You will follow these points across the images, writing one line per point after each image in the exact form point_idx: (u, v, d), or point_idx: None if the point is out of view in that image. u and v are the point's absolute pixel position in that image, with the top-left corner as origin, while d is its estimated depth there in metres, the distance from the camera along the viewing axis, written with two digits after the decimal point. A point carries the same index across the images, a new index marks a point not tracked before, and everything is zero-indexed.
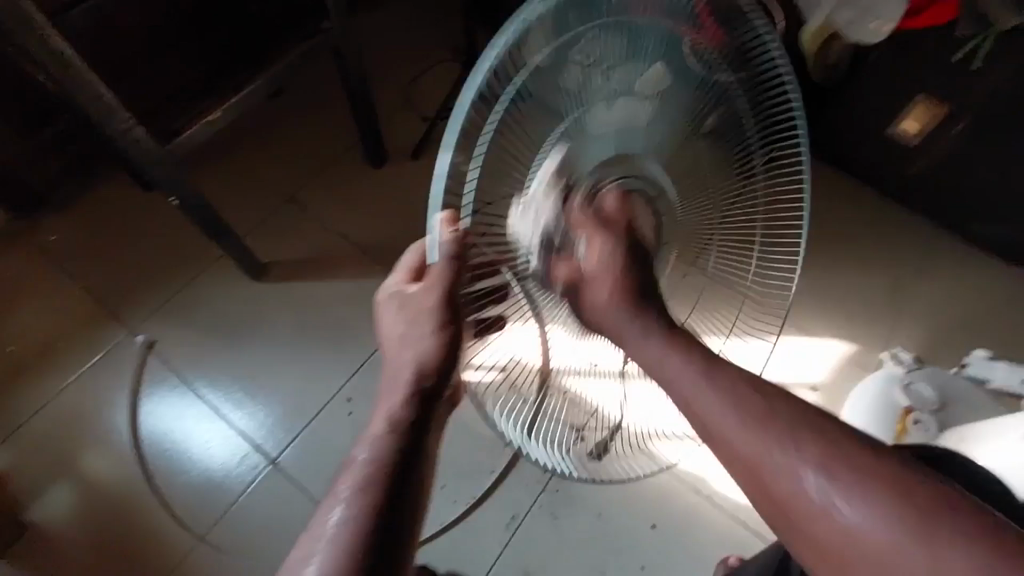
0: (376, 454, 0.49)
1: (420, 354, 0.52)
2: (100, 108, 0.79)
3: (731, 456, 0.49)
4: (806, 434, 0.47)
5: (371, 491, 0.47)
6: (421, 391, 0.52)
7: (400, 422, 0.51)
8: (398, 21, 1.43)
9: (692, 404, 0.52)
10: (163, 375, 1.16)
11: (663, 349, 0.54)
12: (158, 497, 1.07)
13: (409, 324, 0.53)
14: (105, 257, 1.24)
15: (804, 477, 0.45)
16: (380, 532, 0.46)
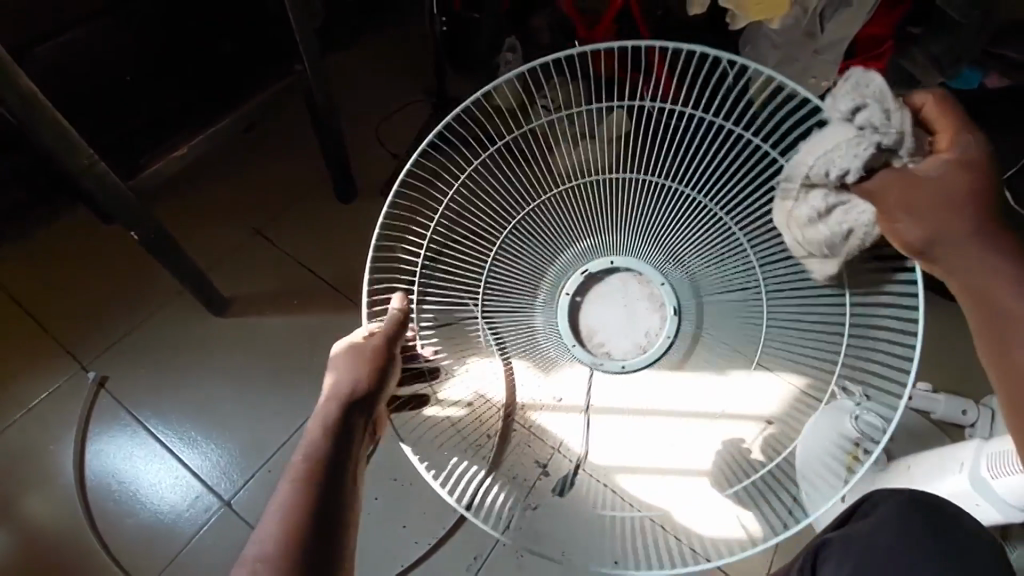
0: (312, 458, 0.59)
1: (354, 379, 0.63)
2: (64, 144, 0.78)
3: None
4: None
5: (308, 493, 0.56)
6: (352, 403, 0.62)
7: (336, 432, 0.61)
8: (368, 63, 1.47)
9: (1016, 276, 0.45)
10: (114, 413, 1.11)
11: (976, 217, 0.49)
12: (102, 544, 1.01)
13: (344, 358, 0.65)
14: (58, 292, 1.21)
15: None
16: (316, 527, 0.55)
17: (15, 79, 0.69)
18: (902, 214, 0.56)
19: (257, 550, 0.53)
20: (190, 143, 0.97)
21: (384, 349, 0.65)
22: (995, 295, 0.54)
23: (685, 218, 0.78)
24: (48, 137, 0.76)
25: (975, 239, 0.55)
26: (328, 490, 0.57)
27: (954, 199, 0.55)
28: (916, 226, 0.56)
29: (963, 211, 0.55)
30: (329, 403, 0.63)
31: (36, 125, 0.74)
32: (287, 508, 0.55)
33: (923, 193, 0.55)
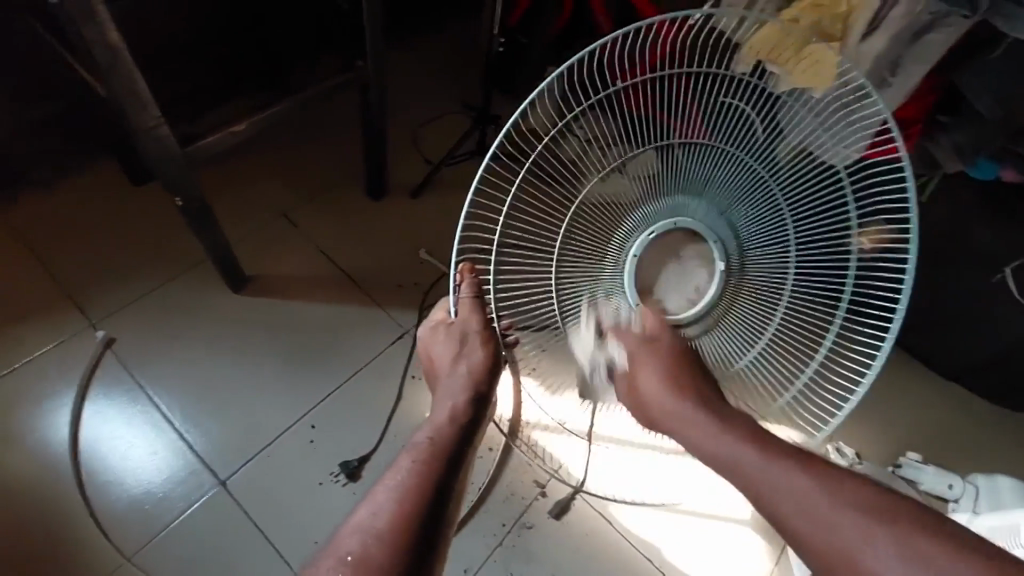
0: (434, 434, 0.64)
1: (469, 363, 0.70)
2: (135, 101, 0.82)
3: (777, 515, 0.59)
4: (834, 481, 0.58)
5: (431, 461, 0.60)
6: (476, 390, 0.69)
7: (459, 417, 0.66)
8: (417, 69, 1.50)
9: (752, 484, 0.61)
10: (118, 376, 1.10)
11: (697, 412, 0.64)
12: (88, 508, 0.99)
13: (451, 342, 0.71)
14: (77, 245, 1.19)
15: (861, 543, 0.55)
16: (436, 492, 0.57)
17: (107, 33, 0.74)
18: (642, 374, 0.65)
19: (371, 514, 0.55)
20: (246, 119, 0.99)
21: (487, 330, 0.69)
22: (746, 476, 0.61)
23: (760, 193, 0.65)
24: (121, 92, 0.80)
25: (722, 442, 0.62)
26: (450, 462, 0.61)
27: (677, 387, 0.64)
28: (652, 380, 0.65)
29: (685, 401, 0.64)
30: (455, 393, 0.69)
31: (115, 78, 0.78)
32: (404, 479, 0.58)
33: (676, 370, 0.64)
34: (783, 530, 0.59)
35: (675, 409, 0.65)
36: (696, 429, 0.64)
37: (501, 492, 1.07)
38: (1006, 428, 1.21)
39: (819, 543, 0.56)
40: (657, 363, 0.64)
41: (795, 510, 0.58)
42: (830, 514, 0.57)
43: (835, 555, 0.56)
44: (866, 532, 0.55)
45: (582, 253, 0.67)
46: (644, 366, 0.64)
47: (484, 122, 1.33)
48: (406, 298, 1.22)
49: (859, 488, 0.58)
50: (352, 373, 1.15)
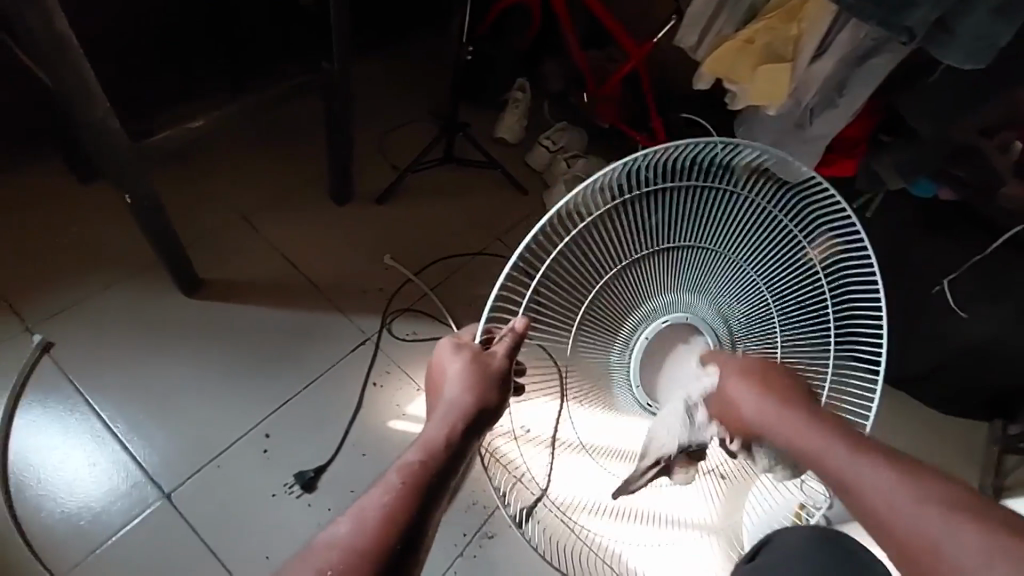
0: (423, 463, 0.53)
1: (481, 403, 0.57)
2: (84, 93, 0.81)
3: (886, 522, 0.56)
4: (929, 487, 0.55)
5: (406, 500, 0.51)
6: (475, 433, 0.56)
7: (452, 449, 0.55)
8: (383, 75, 1.50)
9: (848, 475, 0.58)
10: (55, 384, 1.03)
11: (805, 418, 0.63)
12: (16, 525, 0.93)
13: (468, 372, 0.58)
14: (14, 244, 1.13)
15: (956, 540, 0.52)
16: (405, 531, 0.50)
17: (52, 21, 0.73)
18: (735, 387, 0.66)
19: (351, 530, 0.50)
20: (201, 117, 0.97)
21: (509, 375, 0.58)
22: (848, 476, 0.58)
23: (747, 270, 0.72)
24: (69, 83, 0.79)
25: (850, 451, 0.59)
26: (428, 498, 0.52)
27: (777, 397, 0.65)
28: (753, 401, 0.65)
29: (792, 407, 0.64)
30: (454, 416, 0.56)
31: (62, 67, 0.77)
32: (383, 503, 0.50)
33: (769, 391, 0.65)
34: (887, 534, 0.56)
35: (782, 419, 0.63)
36: (803, 429, 0.62)
37: (463, 501, 1.05)
38: (951, 433, 1.25)
39: (909, 525, 0.54)
40: (747, 383, 0.66)
41: (892, 506, 0.55)
42: (928, 513, 0.54)
43: (938, 555, 0.52)
44: (951, 506, 0.54)
45: (598, 335, 0.71)
46: (740, 378, 0.66)
47: (451, 130, 1.33)
48: (370, 305, 1.20)
49: (945, 482, 0.56)
50: (310, 381, 1.11)
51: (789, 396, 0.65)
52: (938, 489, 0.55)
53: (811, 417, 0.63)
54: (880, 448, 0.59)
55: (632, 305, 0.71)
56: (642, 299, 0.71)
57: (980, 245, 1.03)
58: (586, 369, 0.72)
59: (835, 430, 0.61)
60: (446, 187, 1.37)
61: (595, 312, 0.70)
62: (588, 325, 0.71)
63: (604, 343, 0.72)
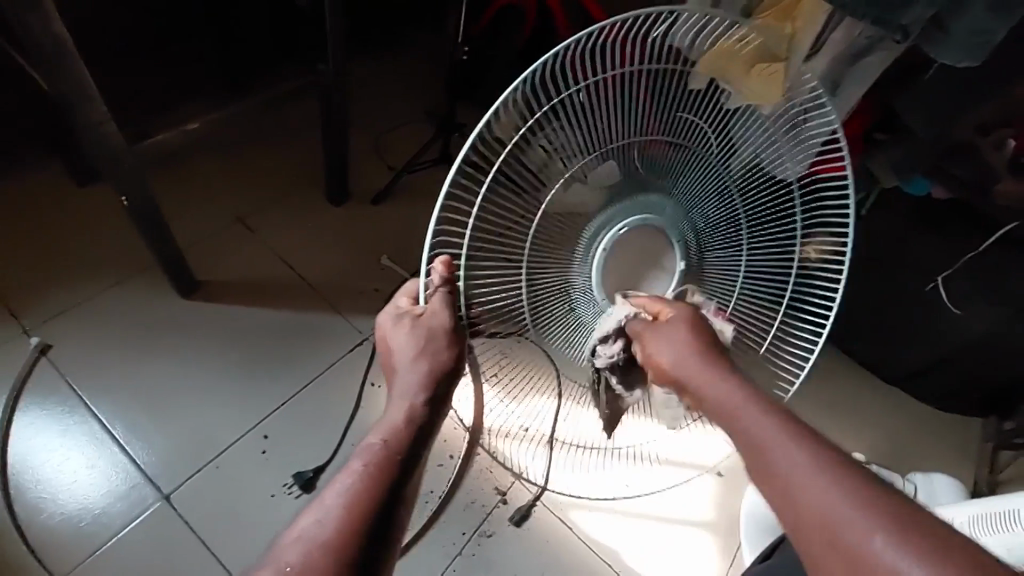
0: (387, 442, 0.55)
1: (433, 366, 0.59)
2: (81, 96, 0.81)
3: (799, 513, 0.47)
4: (864, 486, 0.46)
5: (378, 476, 0.52)
6: (434, 397, 0.60)
7: (415, 420, 0.58)
8: (380, 77, 1.50)
9: (761, 445, 0.51)
10: (53, 385, 1.04)
11: (728, 384, 0.57)
12: (15, 526, 0.94)
13: (417, 340, 0.59)
14: (11, 245, 1.13)
15: (885, 551, 0.42)
16: (380, 506, 0.51)
17: (48, 23, 0.73)
18: (660, 333, 0.62)
19: (314, 522, 0.49)
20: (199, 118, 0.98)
21: (457, 328, 0.60)
22: (763, 455, 0.51)
23: (715, 179, 0.69)
24: (67, 86, 0.79)
25: (784, 436, 0.51)
26: (398, 472, 0.53)
27: (698, 350, 0.60)
28: (676, 346, 0.61)
29: (709, 363, 0.59)
30: (411, 389, 0.59)
31: (58, 70, 0.78)
32: (354, 489, 0.51)
33: (701, 345, 0.61)
34: (796, 532, 0.47)
35: (696, 375, 0.59)
36: (715, 390, 0.57)
37: (461, 500, 1.05)
38: (948, 431, 1.26)
39: (829, 520, 0.45)
40: (677, 329, 0.61)
41: (805, 485, 0.47)
42: (842, 497, 0.45)
43: (855, 558, 0.43)
44: (882, 507, 0.44)
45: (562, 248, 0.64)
46: (676, 329, 0.62)
47: (447, 130, 1.33)
48: (367, 305, 1.20)
49: (886, 487, 0.46)
50: (310, 381, 1.11)
51: (695, 355, 0.60)
52: (873, 487, 0.46)
53: (727, 375, 0.58)
54: (808, 429, 0.51)
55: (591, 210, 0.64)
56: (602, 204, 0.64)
57: (975, 242, 1.03)
58: (540, 288, 0.64)
59: (766, 404, 0.54)
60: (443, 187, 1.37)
61: (551, 214, 0.63)
62: (545, 233, 0.63)
63: (559, 254, 0.64)
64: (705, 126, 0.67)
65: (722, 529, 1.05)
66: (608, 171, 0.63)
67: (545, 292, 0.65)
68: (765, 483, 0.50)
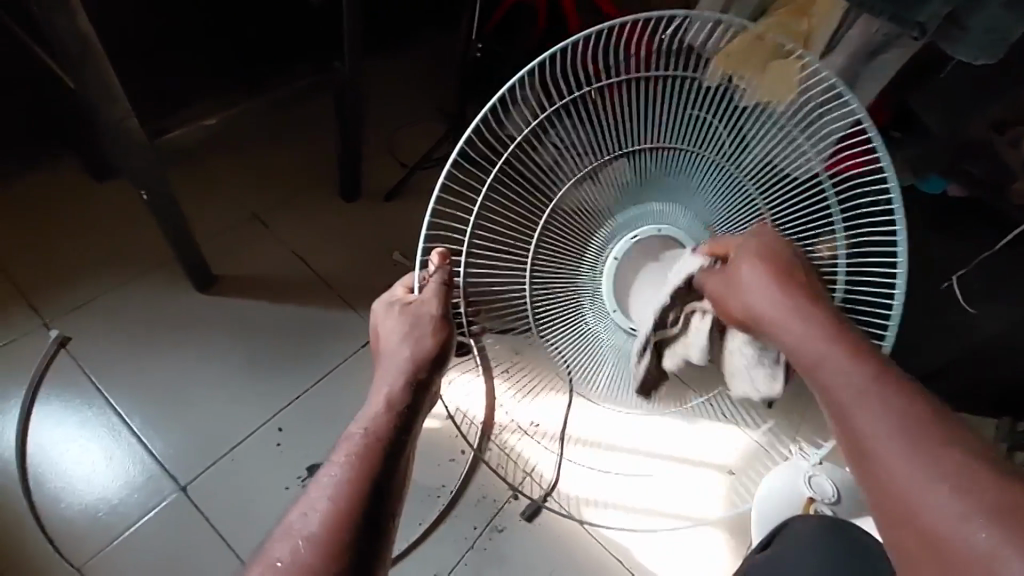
0: (368, 431, 0.54)
1: (416, 350, 0.58)
2: (105, 92, 0.82)
3: (876, 475, 0.44)
4: (962, 460, 0.41)
5: (360, 465, 0.51)
6: (417, 380, 0.58)
7: (396, 406, 0.56)
8: (393, 74, 1.51)
9: (842, 403, 0.47)
10: (71, 377, 1.05)
11: (821, 326, 0.51)
12: (35, 516, 0.95)
13: (403, 327, 0.59)
14: (31, 239, 1.15)
15: (967, 527, 0.39)
16: (364, 497, 0.50)
17: (73, 20, 0.74)
18: (749, 273, 0.55)
19: (301, 517, 0.50)
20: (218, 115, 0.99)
21: (445, 316, 0.60)
22: (848, 410, 0.46)
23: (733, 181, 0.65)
24: (91, 83, 0.80)
25: (866, 398, 0.46)
26: (382, 461, 0.52)
27: (786, 284, 0.54)
28: (760, 288, 0.54)
29: (807, 309, 0.52)
30: (394, 376, 0.58)
31: (83, 67, 0.79)
32: (338, 479, 0.51)
33: (788, 285, 0.54)
34: (872, 496, 0.44)
35: (785, 315, 0.53)
36: (803, 334, 0.51)
37: (473, 495, 1.06)
38: None
39: (904, 488, 0.42)
40: (754, 267, 0.55)
41: (886, 451, 0.43)
42: (927, 468, 0.42)
43: (930, 528, 0.40)
44: (966, 482, 0.40)
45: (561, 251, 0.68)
46: (755, 265, 0.55)
47: (460, 127, 1.33)
48: (380, 300, 1.21)
49: (988, 463, 0.41)
50: (323, 375, 1.12)
51: (777, 289, 0.54)
52: (966, 461, 0.41)
53: (819, 317, 0.52)
54: (908, 387, 0.46)
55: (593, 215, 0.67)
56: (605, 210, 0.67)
57: (990, 241, 1.03)
58: (549, 293, 0.69)
59: (858, 353, 0.48)
60: None
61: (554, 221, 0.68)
62: (552, 237, 0.68)
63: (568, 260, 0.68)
64: (712, 120, 0.64)
65: (733, 526, 1.05)
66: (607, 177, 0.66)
67: (553, 296, 0.69)
68: (840, 435, 0.47)
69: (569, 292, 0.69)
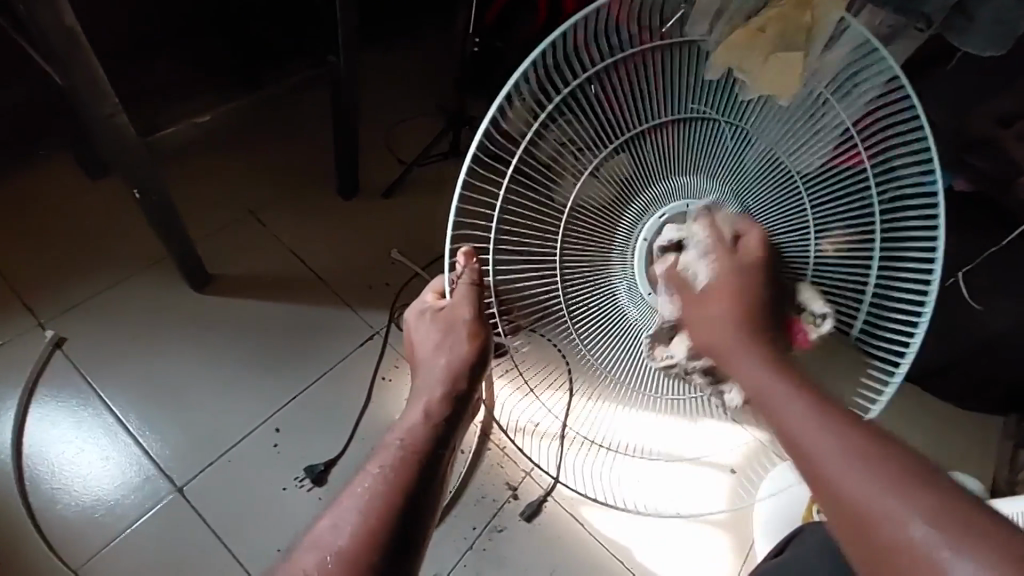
0: (406, 442, 0.57)
1: (452, 361, 0.60)
2: (93, 88, 0.81)
3: (826, 491, 0.49)
4: (882, 455, 0.48)
5: (397, 475, 0.54)
6: (456, 391, 0.60)
7: (433, 418, 0.59)
8: (390, 70, 1.49)
9: (788, 431, 0.53)
10: (68, 378, 1.04)
11: (769, 370, 0.57)
12: (32, 517, 0.95)
13: (441, 337, 0.61)
14: (26, 239, 1.14)
15: (902, 523, 0.44)
16: (400, 504, 0.52)
17: (60, 16, 0.73)
18: (711, 298, 0.60)
19: (333, 527, 0.51)
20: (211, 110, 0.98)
21: (478, 321, 0.60)
22: (796, 435, 0.52)
23: (755, 163, 0.62)
24: (78, 79, 0.79)
25: (812, 421, 0.52)
26: (420, 472, 0.55)
27: (740, 321, 0.59)
28: (719, 308, 0.60)
29: (753, 342, 0.59)
30: (431, 387, 0.60)
31: (71, 64, 0.77)
32: (371, 489, 0.53)
33: (742, 307, 0.59)
34: (827, 510, 0.49)
35: (742, 350, 0.59)
36: (758, 371, 0.57)
37: (472, 495, 1.05)
38: (966, 428, 1.23)
39: (855, 499, 0.47)
40: (723, 305, 0.60)
41: (829, 462, 0.49)
42: (874, 477, 0.47)
43: (879, 535, 0.45)
44: (898, 480, 0.46)
45: (591, 236, 0.63)
46: (723, 298, 0.60)
47: (458, 123, 1.31)
48: (377, 298, 1.20)
49: (906, 456, 0.48)
50: (320, 375, 1.11)
51: (731, 325, 0.59)
52: (890, 456, 0.48)
53: (765, 358, 0.58)
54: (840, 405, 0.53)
55: (624, 204, 0.62)
56: (637, 200, 0.62)
57: (997, 237, 1.01)
58: (580, 290, 0.64)
59: (806, 389, 0.55)
60: (453, 180, 1.36)
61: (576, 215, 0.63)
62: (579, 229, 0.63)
63: (598, 250, 0.63)
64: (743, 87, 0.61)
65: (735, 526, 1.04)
66: (626, 164, 0.62)
67: (583, 292, 0.64)
68: (796, 461, 0.53)
69: (600, 275, 0.64)
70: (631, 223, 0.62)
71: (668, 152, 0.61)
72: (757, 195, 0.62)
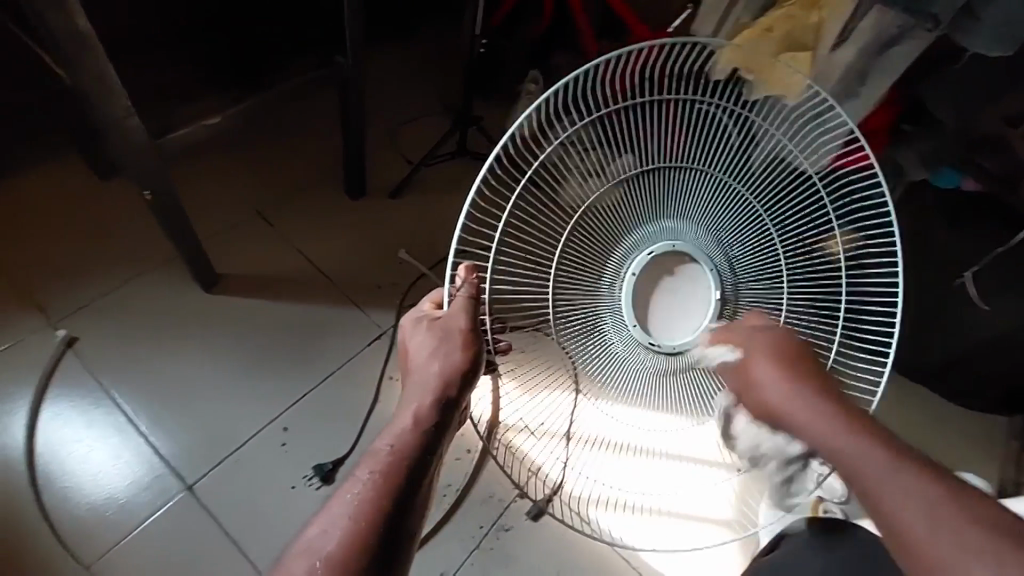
0: (396, 447, 0.56)
1: (445, 368, 0.60)
2: (105, 91, 0.82)
3: (904, 542, 0.51)
4: (958, 503, 0.50)
5: (385, 483, 0.53)
6: (445, 398, 0.60)
7: (423, 424, 0.58)
8: (396, 70, 1.49)
9: (867, 484, 0.54)
10: (79, 377, 1.05)
11: (836, 422, 0.57)
12: (42, 514, 0.96)
13: (433, 345, 0.61)
14: (36, 239, 1.15)
15: (985, 573, 0.47)
16: (386, 512, 0.52)
17: (73, 21, 0.74)
18: (762, 375, 0.61)
19: (321, 534, 0.51)
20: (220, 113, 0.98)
21: (472, 330, 0.61)
22: (875, 489, 0.53)
23: (735, 203, 0.68)
24: (90, 82, 0.80)
25: (888, 470, 0.53)
26: (407, 480, 0.54)
27: (796, 379, 0.60)
28: (773, 382, 0.60)
29: (812, 394, 0.59)
30: (422, 393, 0.60)
31: (83, 68, 0.78)
32: (361, 495, 0.53)
33: (792, 377, 0.60)
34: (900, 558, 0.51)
35: (795, 398, 0.59)
36: (816, 422, 0.58)
37: (478, 494, 1.05)
38: (973, 429, 1.23)
39: (934, 555, 0.49)
40: (766, 362, 0.61)
41: (910, 519, 0.51)
42: (957, 532, 0.49)
43: None
44: (987, 531, 0.49)
45: (582, 266, 0.68)
46: (766, 356, 0.61)
47: (464, 124, 1.32)
48: (384, 298, 1.20)
49: (978, 502, 0.51)
50: (327, 375, 1.12)
51: (794, 389, 0.59)
52: (965, 505, 0.50)
53: (821, 401, 0.59)
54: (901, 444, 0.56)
55: (615, 232, 0.68)
56: (627, 230, 0.67)
57: (1006, 237, 1.00)
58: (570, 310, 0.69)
59: (868, 433, 0.56)
60: (459, 180, 1.36)
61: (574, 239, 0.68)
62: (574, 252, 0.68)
63: (588, 274, 0.68)
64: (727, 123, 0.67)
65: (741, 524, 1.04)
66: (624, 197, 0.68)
67: (573, 312, 0.69)
68: (872, 516, 0.54)
69: (590, 304, 0.68)
70: (621, 247, 0.67)
71: (660, 189, 0.67)
72: (733, 235, 0.68)
